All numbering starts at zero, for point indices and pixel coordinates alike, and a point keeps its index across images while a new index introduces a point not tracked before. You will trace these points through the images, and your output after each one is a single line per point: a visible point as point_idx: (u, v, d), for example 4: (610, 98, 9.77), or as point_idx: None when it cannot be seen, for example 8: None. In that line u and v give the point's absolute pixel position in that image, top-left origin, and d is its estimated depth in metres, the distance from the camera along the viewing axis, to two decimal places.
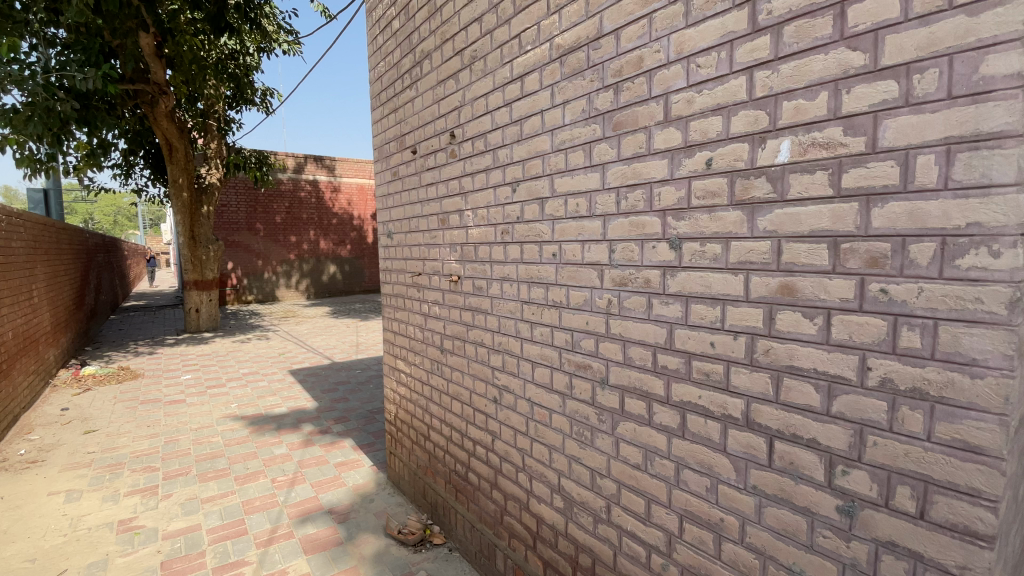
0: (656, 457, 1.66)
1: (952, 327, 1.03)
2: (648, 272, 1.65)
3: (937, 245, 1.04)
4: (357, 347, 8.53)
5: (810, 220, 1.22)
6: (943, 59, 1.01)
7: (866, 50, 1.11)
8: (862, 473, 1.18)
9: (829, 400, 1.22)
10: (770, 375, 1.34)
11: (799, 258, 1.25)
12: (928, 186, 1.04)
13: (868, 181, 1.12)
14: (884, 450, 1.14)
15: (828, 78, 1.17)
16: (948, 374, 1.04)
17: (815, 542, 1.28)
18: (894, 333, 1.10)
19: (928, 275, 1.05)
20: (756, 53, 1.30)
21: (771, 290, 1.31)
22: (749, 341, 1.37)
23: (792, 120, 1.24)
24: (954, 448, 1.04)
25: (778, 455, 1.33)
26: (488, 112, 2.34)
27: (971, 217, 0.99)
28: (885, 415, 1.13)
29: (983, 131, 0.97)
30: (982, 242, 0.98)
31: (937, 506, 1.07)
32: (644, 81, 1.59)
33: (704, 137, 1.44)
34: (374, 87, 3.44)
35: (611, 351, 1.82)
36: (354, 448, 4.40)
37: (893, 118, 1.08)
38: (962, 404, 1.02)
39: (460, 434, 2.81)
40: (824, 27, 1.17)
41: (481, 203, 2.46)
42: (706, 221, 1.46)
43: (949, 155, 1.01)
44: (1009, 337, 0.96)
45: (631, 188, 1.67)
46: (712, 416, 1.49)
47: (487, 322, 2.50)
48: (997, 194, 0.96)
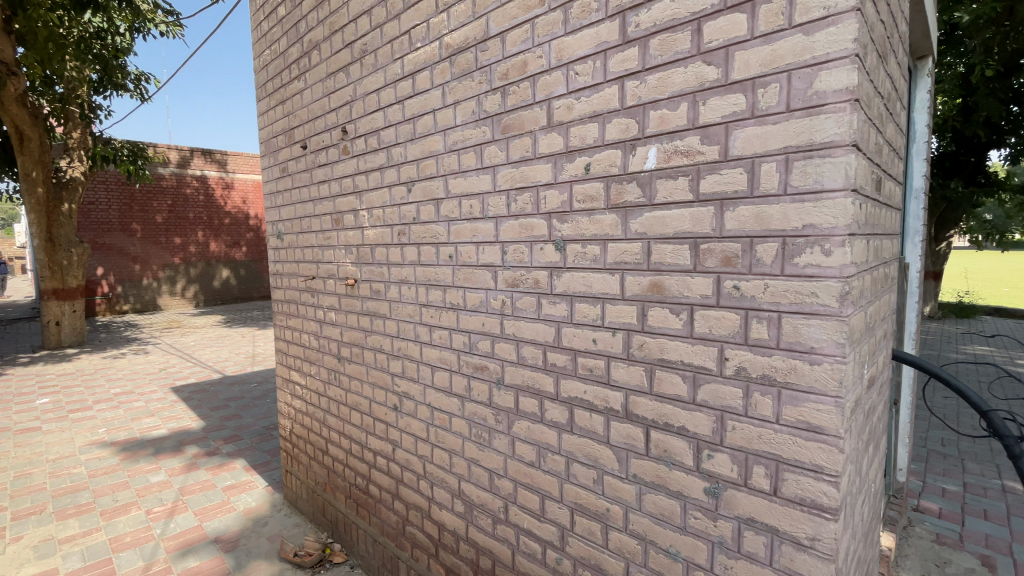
0: (548, 453, 1.73)
1: (792, 319, 1.15)
2: (537, 273, 1.71)
3: (779, 246, 1.15)
4: (253, 358, 7.88)
5: (675, 223, 1.33)
6: (783, 75, 1.12)
7: (719, 65, 1.21)
8: (724, 455, 1.28)
9: (695, 389, 1.33)
10: (644, 368, 1.43)
11: (666, 259, 1.35)
12: (771, 191, 1.15)
13: (721, 187, 1.23)
14: (741, 433, 1.25)
15: (687, 90, 1.27)
16: (791, 360, 1.16)
17: (688, 524, 1.37)
18: (746, 326, 1.22)
19: (772, 272, 1.17)
20: (627, 64, 1.39)
21: (643, 289, 1.41)
22: (627, 337, 1.47)
23: (657, 129, 1.34)
24: (799, 427, 1.15)
25: (654, 443, 1.43)
26: (380, 108, 2.26)
27: (807, 219, 1.11)
28: (741, 401, 1.24)
29: (816, 142, 1.08)
30: (816, 243, 1.10)
31: (788, 483, 1.18)
32: (528, 85, 1.65)
33: (583, 143, 1.52)
34: (259, 77, 3.19)
35: (506, 351, 1.84)
36: (247, 469, 4.05)
37: (741, 129, 1.19)
38: (804, 388, 1.14)
39: (360, 445, 2.68)
40: (683, 42, 1.27)
41: (375, 202, 2.37)
42: (587, 225, 1.54)
43: (788, 163, 1.13)
44: (839, 326, 1.08)
45: (520, 191, 1.72)
46: (596, 409, 1.57)
47: (384, 327, 2.41)
48: (826, 199, 1.08)
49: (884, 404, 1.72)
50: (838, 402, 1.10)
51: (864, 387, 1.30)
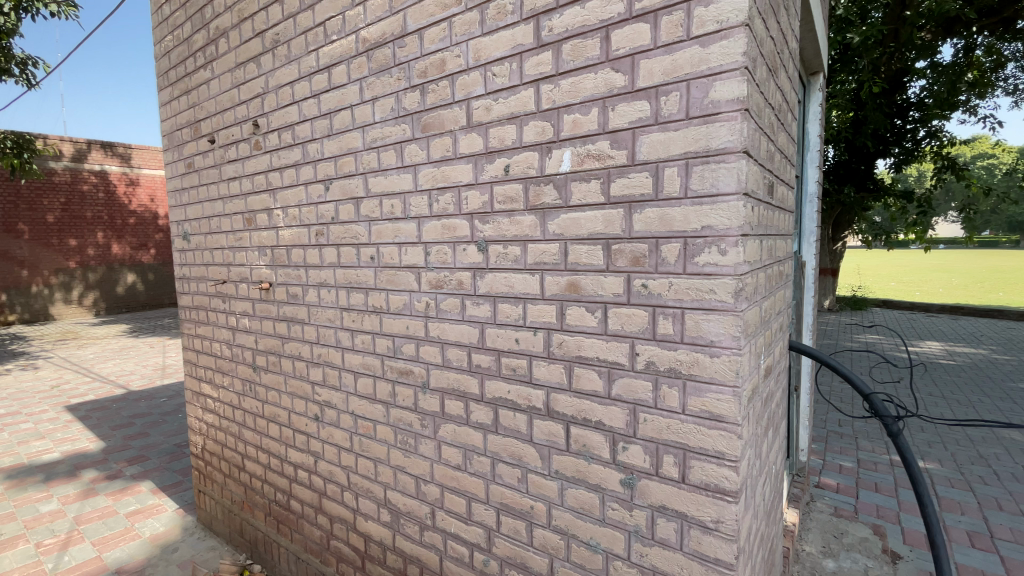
0: (474, 455, 1.72)
1: (694, 314, 1.22)
2: (460, 274, 1.69)
3: (681, 246, 1.22)
4: (164, 370, 7.24)
5: (588, 224, 1.37)
6: (682, 84, 1.18)
7: (625, 72, 1.27)
8: (637, 447, 1.34)
9: (610, 384, 1.37)
10: (563, 366, 1.46)
11: (581, 259, 1.39)
12: (673, 195, 1.22)
13: (629, 190, 1.29)
14: (652, 425, 1.31)
15: (597, 95, 1.31)
16: (694, 354, 1.22)
17: (606, 515, 1.42)
18: (653, 322, 1.28)
19: (675, 271, 1.23)
20: (541, 67, 1.41)
21: (561, 288, 1.44)
22: (547, 336, 1.49)
23: (571, 133, 1.37)
24: (702, 416, 1.22)
25: (573, 439, 1.46)
26: (294, 102, 2.16)
27: (705, 221, 1.18)
28: (651, 394, 1.30)
29: (712, 148, 1.15)
30: (713, 242, 1.17)
31: (694, 470, 1.25)
32: (447, 84, 1.63)
33: (501, 144, 1.52)
34: (161, 64, 2.94)
35: (430, 354, 1.81)
36: (154, 492, 3.71)
37: (646, 135, 1.24)
38: (706, 379, 1.21)
39: (279, 459, 2.53)
40: (592, 49, 1.31)
41: (291, 200, 2.25)
42: (507, 225, 1.55)
43: (688, 168, 1.19)
44: (734, 320, 1.16)
45: (442, 191, 1.70)
46: (519, 409, 1.58)
47: (303, 332, 2.30)
48: (722, 202, 1.15)
49: (781, 391, 1.87)
50: (734, 391, 1.17)
51: (760, 376, 1.40)
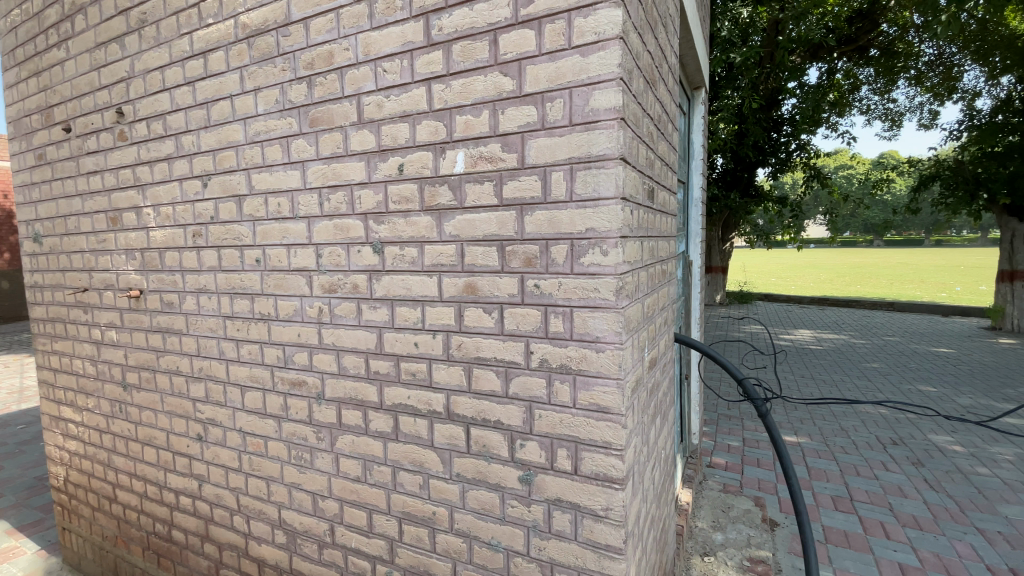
0: (374, 465, 1.66)
1: (581, 313, 1.27)
2: (355, 277, 1.61)
3: (568, 247, 1.26)
4: (22, 393, 6.24)
5: (482, 226, 1.37)
6: (566, 91, 1.23)
7: (513, 77, 1.29)
8: (533, 443, 1.37)
9: (507, 383, 1.39)
10: (462, 368, 1.45)
11: (477, 260, 1.39)
12: (560, 198, 1.26)
13: (520, 193, 1.31)
14: (546, 421, 1.34)
15: (487, 98, 1.33)
16: (582, 350, 1.27)
17: (506, 514, 1.43)
18: (546, 321, 1.31)
19: (563, 271, 1.27)
20: (432, 66, 1.39)
21: (458, 290, 1.43)
22: (445, 338, 1.47)
23: (463, 134, 1.37)
24: (591, 410, 1.28)
25: (473, 440, 1.46)
26: (165, 90, 1.95)
27: (589, 224, 1.23)
28: (545, 391, 1.33)
29: (593, 154, 1.21)
30: (596, 244, 1.23)
31: (585, 461, 1.30)
32: (336, 78, 1.57)
33: (394, 143, 1.48)
34: (1, 39, 2.54)
35: (325, 363, 1.72)
36: (8, 534, 3.18)
37: (535, 139, 1.28)
38: (593, 374, 1.27)
39: (158, 485, 2.28)
40: (481, 51, 1.32)
41: (163, 198, 2.03)
42: (403, 226, 1.50)
43: (572, 172, 1.24)
44: (616, 318, 1.23)
45: (333, 190, 1.62)
46: (420, 414, 1.55)
47: (182, 344, 2.09)
48: (603, 206, 1.21)
49: (668, 382, 2.00)
50: (618, 384, 1.24)
51: (643, 366, 1.48)
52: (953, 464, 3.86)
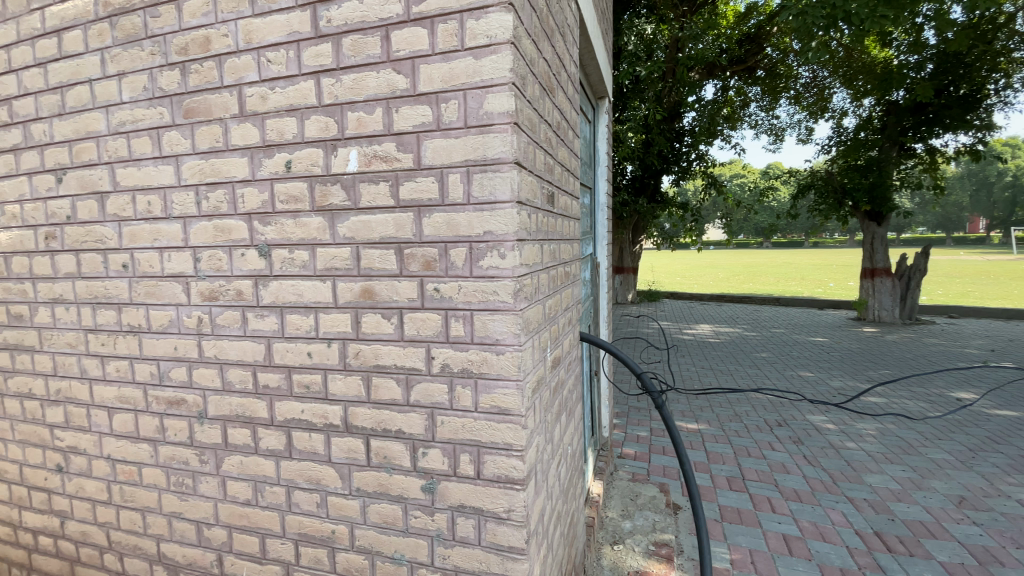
0: (265, 486, 1.54)
1: (481, 315, 1.25)
2: (239, 283, 1.49)
3: (467, 250, 1.25)
4: None
5: (379, 228, 1.31)
6: (460, 93, 1.22)
7: (407, 74, 1.25)
8: (436, 450, 1.34)
9: (408, 391, 1.34)
10: (359, 377, 1.38)
11: (374, 264, 1.33)
12: (457, 200, 1.24)
13: (416, 194, 1.27)
14: (448, 427, 1.32)
15: (381, 95, 1.28)
16: (483, 353, 1.26)
17: (408, 525, 1.39)
18: (446, 325, 1.28)
19: (462, 274, 1.26)
20: (320, 59, 1.32)
21: (354, 295, 1.36)
22: (341, 347, 1.39)
23: (356, 131, 1.31)
24: (492, 412, 1.27)
25: (373, 452, 1.40)
26: (10, 70, 1.69)
27: (486, 226, 1.23)
28: (446, 396, 1.31)
29: (488, 157, 1.20)
30: (494, 246, 1.22)
31: (487, 464, 1.29)
32: (214, 65, 1.43)
33: (280, 138, 1.39)
34: None
35: (207, 378, 1.57)
36: None
37: (430, 140, 1.25)
38: (494, 376, 1.26)
39: (10, 527, 1.96)
40: (374, 46, 1.27)
41: (9, 195, 1.75)
42: (292, 228, 1.41)
43: (469, 175, 1.23)
44: (515, 319, 1.23)
45: (212, 188, 1.48)
46: (315, 428, 1.46)
47: (35, 362, 1.81)
48: (499, 209, 1.21)
49: (574, 379, 2.04)
50: (518, 384, 1.25)
51: (543, 362, 1.48)
52: (826, 440, 4.35)
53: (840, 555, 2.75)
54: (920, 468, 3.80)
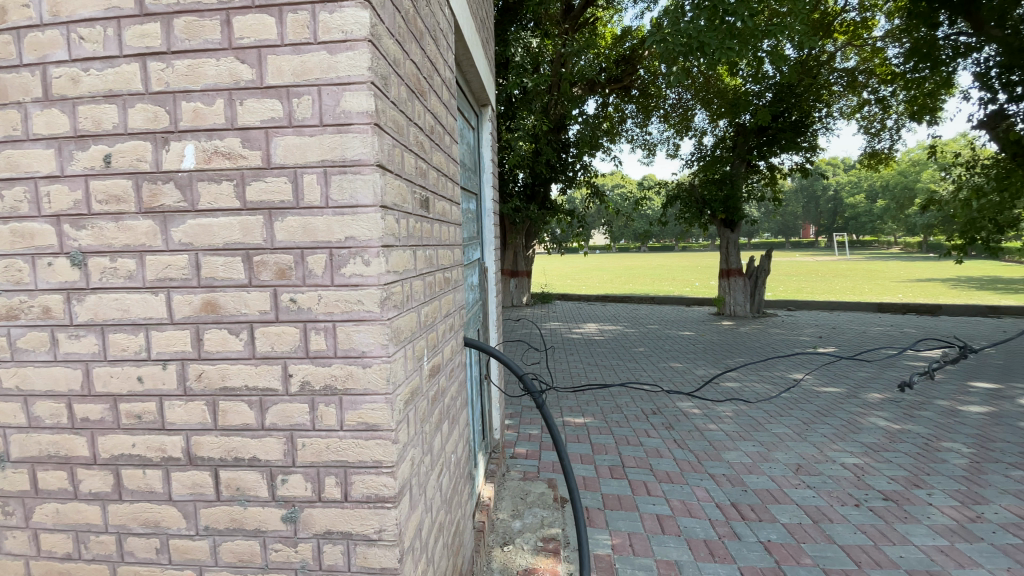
0: (90, 536, 1.30)
1: (345, 327, 1.17)
2: (45, 298, 1.24)
3: (326, 257, 1.16)
4: None
5: (222, 232, 1.18)
6: (313, 88, 1.14)
7: (252, 65, 1.14)
8: (297, 476, 1.23)
9: (262, 414, 1.22)
10: (204, 401, 1.23)
11: (217, 273, 1.19)
12: (314, 203, 1.15)
13: (267, 196, 1.16)
14: (310, 449, 1.22)
15: (221, 85, 1.15)
16: (347, 367, 1.18)
17: (268, 560, 1.26)
18: (305, 339, 1.18)
19: (322, 283, 1.17)
20: (147, 41, 1.15)
21: (194, 309, 1.20)
22: (180, 368, 1.22)
23: (192, 124, 1.16)
24: (359, 429, 1.20)
25: (224, 484, 1.25)
26: None
27: (347, 231, 1.16)
28: (307, 416, 1.21)
29: (347, 158, 1.14)
30: (356, 253, 1.16)
31: (355, 485, 1.22)
32: (10, 39, 1.19)
33: (97, 128, 1.19)
34: None
35: (6, 415, 1.29)
36: None
37: (280, 137, 1.15)
38: (360, 392, 1.19)
39: None
40: (212, 31, 1.14)
41: None
42: (114, 232, 1.21)
43: (326, 176, 1.15)
44: (382, 329, 1.17)
45: (9, 184, 1.22)
46: (150, 464, 1.26)
47: None
48: (360, 213, 1.15)
49: (458, 385, 2.00)
50: (387, 398, 1.19)
51: (418, 369, 1.42)
52: (693, 424, 4.84)
53: (704, 528, 3.06)
54: (767, 442, 4.37)
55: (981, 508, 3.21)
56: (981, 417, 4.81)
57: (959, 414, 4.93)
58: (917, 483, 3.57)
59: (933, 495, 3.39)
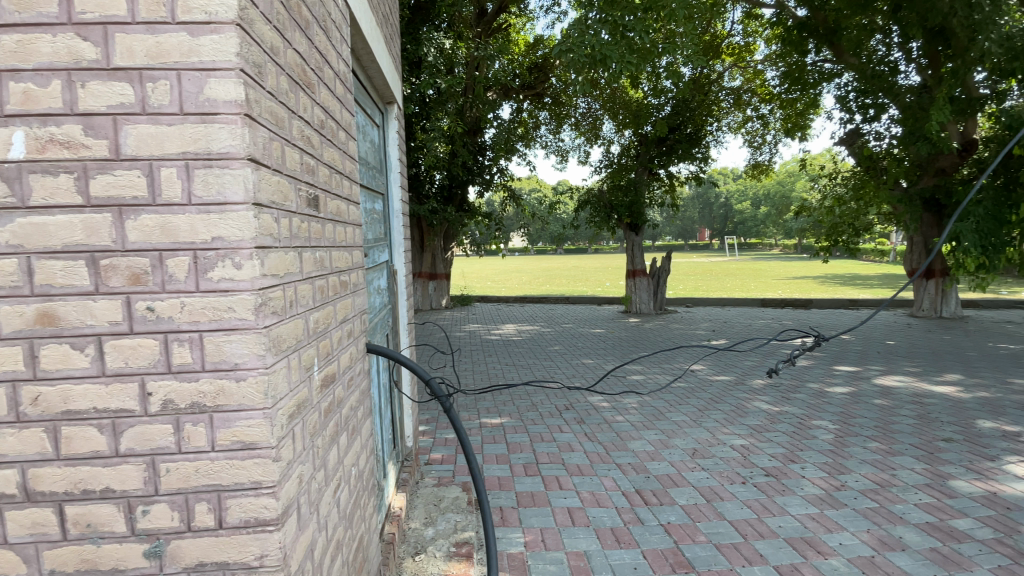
0: None
1: (213, 337, 1.07)
2: None
3: (190, 259, 1.05)
4: None
5: (60, 233, 1.02)
6: (172, 73, 1.03)
7: (97, 44, 1.00)
8: (162, 505, 1.10)
9: (117, 439, 1.07)
10: (42, 428, 1.05)
11: (55, 279, 1.03)
12: (174, 200, 1.04)
13: (116, 190, 1.03)
14: (176, 474, 1.09)
15: (57, 64, 1.00)
16: (218, 381, 1.08)
17: None
18: (166, 351, 1.06)
19: (186, 289, 1.06)
20: None
21: (27, 322, 1.03)
22: (10, 392, 1.04)
23: (21, 107, 0.99)
24: (233, 449, 1.10)
25: (70, 522, 1.08)
26: None
27: (214, 232, 1.06)
28: (172, 438, 1.08)
29: (213, 151, 1.04)
30: (226, 255, 1.06)
31: (231, 510, 1.11)
32: None
33: None
34: None
35: None
36: None
37: (132, 126, 1.02)
38: (234, 408, 1.09)
39: None
40: (46, 2, 0.99)
41: None
42: None
43: (188, 171, 1.04)
44: (258, 338, 1.09)
45: None
46: None
47: None
48: (230, 211, 1.06)
49: (358, 394, 1.90)
50: (265, 413, 1.11)
51: (304, 379, 1.32)
52: (603, 417, 5.05)
53: (611, 516, 3.20)
54: (668, 429, 4.68)
55: (844, 476, 3.67)
56: (843, 397, 5.51)
57: (826, 394, 5.63)
58: (794, 458, 4.01)
59: (806, 468, 3.81)
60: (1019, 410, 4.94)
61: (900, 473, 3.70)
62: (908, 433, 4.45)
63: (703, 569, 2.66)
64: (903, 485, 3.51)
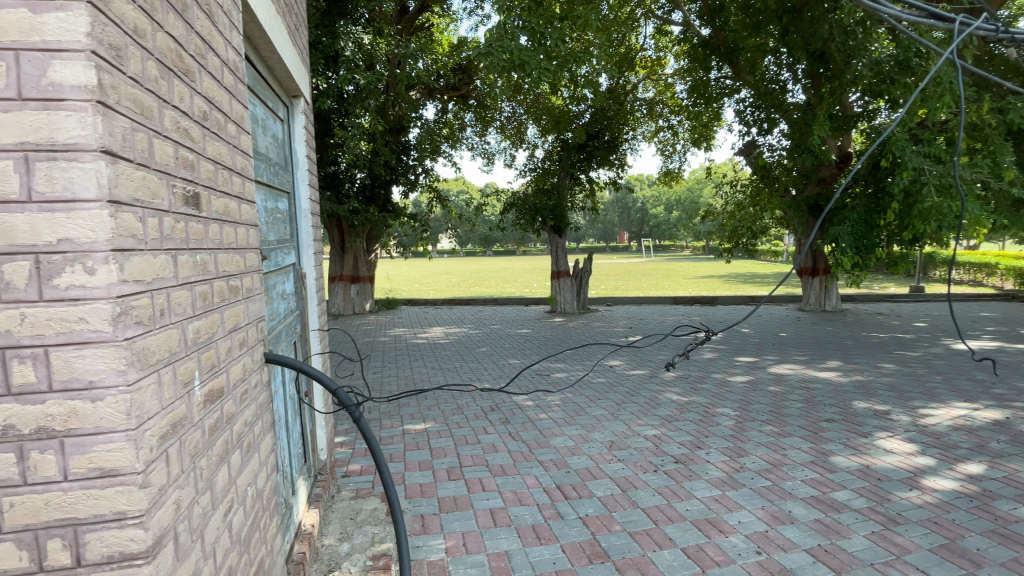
0: None
1: (62, 353, 0.94)
2: None
3: (31, 264, 0.93)
4: None
5: None
6: (8, 53, 0.91)
7: None
8: (7, 544, 0.95)
9: None
10: None
11: None
12: (10, 196, 0.92)
13: None
14: (23, 508, 0.96)
15: None
16: (69, 403, 0.95)
17: None
18: (4, 370, 0.92)
19: (27, 299, 0.93)
20: None
21: None
22: None
23: None
24: (90, 478, 0.97)
25: None
26: None
27: (60, 232, 0.93)
28: (15, 468, 0.95)
29: (58, 141, 0.92)
30: (74, 260, 0.94)
31: (90, 546, 0.98)
32: None
33: None
34: None
35: None
36: None
37: None
38: (89, 432, 0.96)
39: None
40: None
41: None
42: None
43: (28, 163, 0.92)
44: (116, 352, 0.97)
45: None
46: None
47: None
48: (79, 209, 0.94)
49: (255, 408, 1.76)
50: (128, 436, 0.98)
51: (181, 396, 1.20)
52: (527, 416, 5.12)
53: (532, 514, 3.24)
54: (588, 424, 4.84)
55: (743, 459, 3.99)
56: (743, 385, 6.01)
57: (729, 384, 6.11)
58: (700, 445, 4.30)
59: (710, 454, 4.11)
60: (885, 390, 5.66)
61: (790, 452, 4.09)
62: (797, 416, 4.93)
63: (618, 558, 2.77)
64: (793, 463, 3.89)
